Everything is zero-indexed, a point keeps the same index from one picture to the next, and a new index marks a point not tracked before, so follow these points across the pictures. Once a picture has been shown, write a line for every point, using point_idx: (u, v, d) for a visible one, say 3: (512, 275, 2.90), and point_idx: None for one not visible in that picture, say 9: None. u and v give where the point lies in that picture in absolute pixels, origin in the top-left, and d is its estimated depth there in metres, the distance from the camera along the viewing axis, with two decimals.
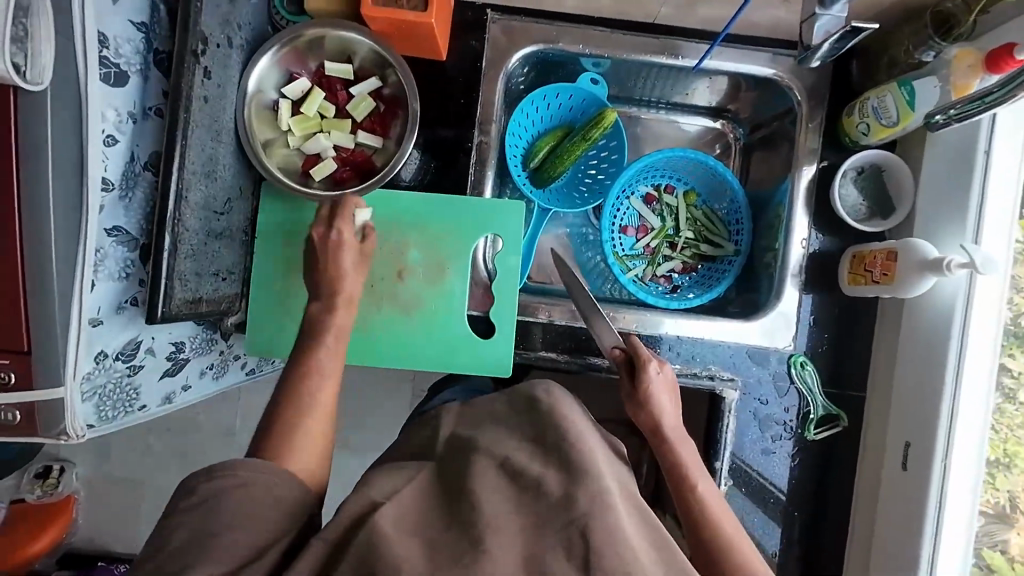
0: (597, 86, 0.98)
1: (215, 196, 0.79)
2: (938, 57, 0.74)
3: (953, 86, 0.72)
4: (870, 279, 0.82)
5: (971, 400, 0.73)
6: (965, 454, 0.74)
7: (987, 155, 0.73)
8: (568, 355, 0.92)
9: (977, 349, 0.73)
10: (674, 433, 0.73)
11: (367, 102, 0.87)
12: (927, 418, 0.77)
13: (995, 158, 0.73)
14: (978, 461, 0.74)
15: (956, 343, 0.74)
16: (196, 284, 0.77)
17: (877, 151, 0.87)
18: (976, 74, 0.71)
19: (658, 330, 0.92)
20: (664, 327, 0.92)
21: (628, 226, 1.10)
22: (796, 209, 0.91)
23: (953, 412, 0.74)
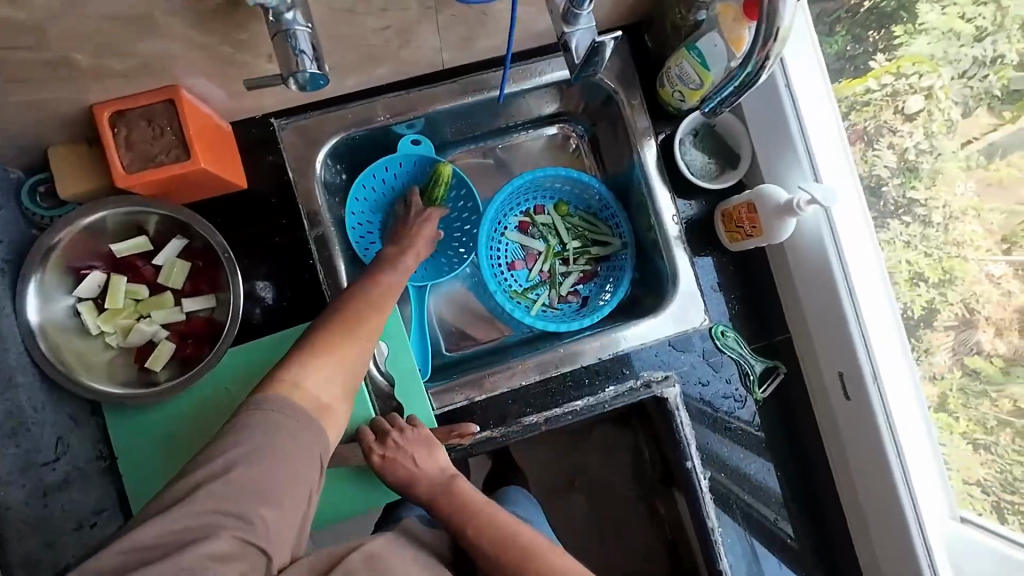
0: (420, 145, 0.93)
1: (36, 447, 0.66)
2: (707, 16, 0.76)
3: (729, 41, 0.73)
4: (744, 234, 0.82)
5: (874, 310, 0.75)
6: (891, 360, 0.76)
7: (792, 91, 0.77)
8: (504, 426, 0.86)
9: (858, 264, 0.75)
10: (438, 480, 0.72)
11: (179, 265, 0.79)
12: (845, 346, 0.77)
13: (798, 91, 0.77)
14: (906, 367, 0.77)
15: (840, 268, 0.75)
16: (54, 555, 0.65)
17: (701, 111, 0.87)
18: (742, 25, 0.72)
19: (620, 345, 0.87)
20: (625, 340, 0.87)
21: (515, 261, 1.06)
22: (657, 189, 0.89)
23: (864, 328, 0.75)
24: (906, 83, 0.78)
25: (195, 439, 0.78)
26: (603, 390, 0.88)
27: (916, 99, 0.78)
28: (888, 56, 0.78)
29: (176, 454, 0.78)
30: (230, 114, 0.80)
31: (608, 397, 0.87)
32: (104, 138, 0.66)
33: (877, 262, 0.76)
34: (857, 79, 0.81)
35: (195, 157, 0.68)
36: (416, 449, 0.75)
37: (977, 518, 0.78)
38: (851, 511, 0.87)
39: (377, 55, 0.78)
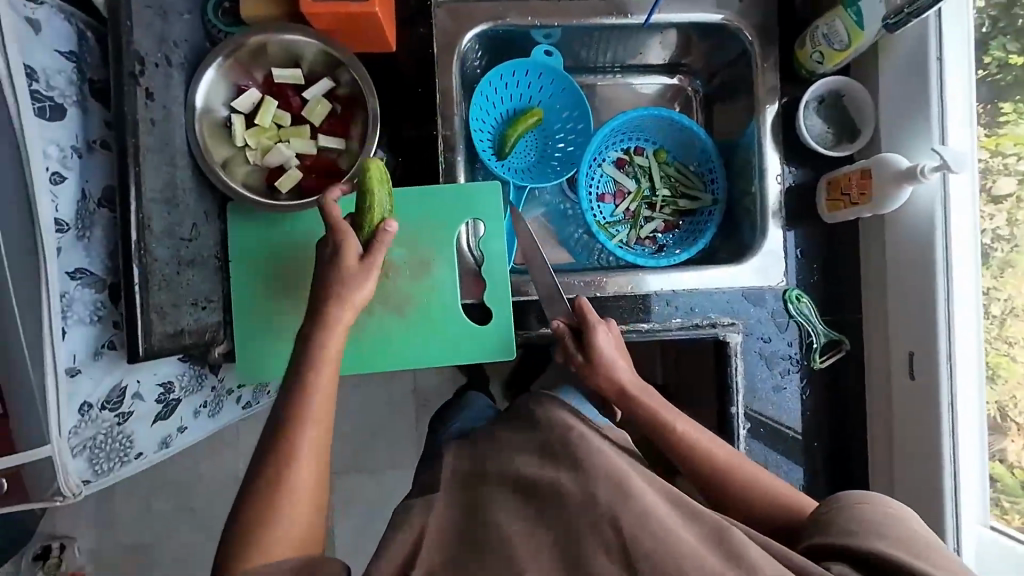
0: (551, 58, 0.99)
1: (179, 222, 0.75)
2: None
3: None
4: (848, 202, 0.83)
5: (964, 290, 0.76)
6: (966, 348, 0.77)
7: (940, 62, 0.77)
8: None
9: (961, 245, 0.76)
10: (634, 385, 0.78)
11: (322, 105, 0.85)
12: (923, 329, 0.79)
13: (947, 64, 0.76)
14: (978, 363, 0.77)
15: (941, 250, 0.77)
16: (177, 316, 0.74)
17: (833, 78, 0.88)
18: None
19: (645, 286, 0.93)
20: (650, 282, 0.92)
21: (605, 193, 1.10)
22: (766, 147, 0.92)
23: (949, 308, 0.77)
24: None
25: (301, 264, 0.86)
26: (670, 320, 0.92)
27: (1009, 179, 0.77)
28: (989, 132, 0.78)
29: (282, 272, 0.86)
30: None
31: (675, 327, 0.90)
32: None
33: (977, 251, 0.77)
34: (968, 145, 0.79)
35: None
36: (614, 347, 0.81)
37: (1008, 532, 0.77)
38: None
39: None
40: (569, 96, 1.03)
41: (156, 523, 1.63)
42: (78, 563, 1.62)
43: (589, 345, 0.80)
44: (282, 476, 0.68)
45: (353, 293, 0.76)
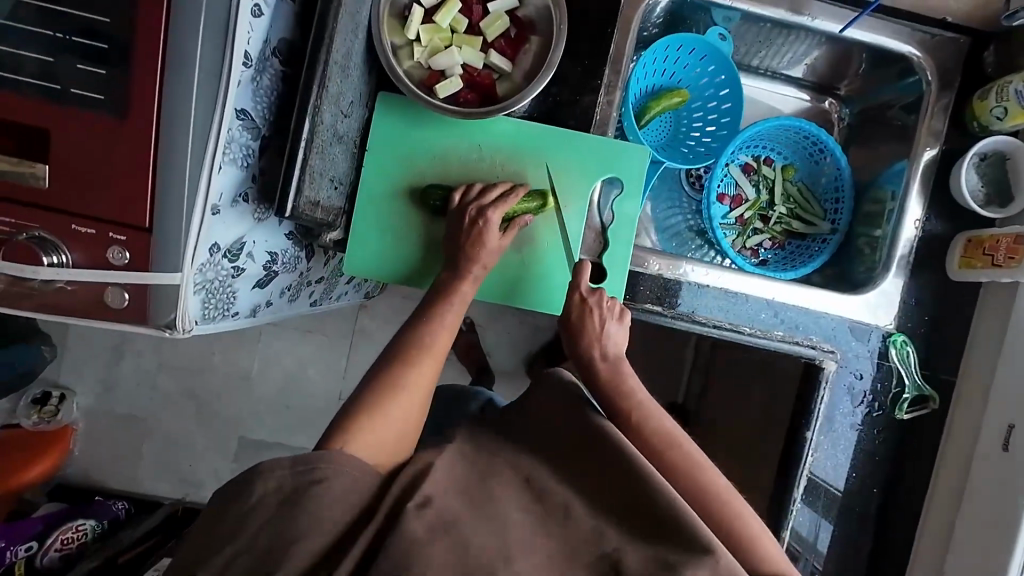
0: (723, 44, 0.98)
1: (344, 95, 0.73)
2: None
3: None
4: (988, 262, 0.83)
5: None
6: None
7: None
8: (673, 309, 0.91)
9: None
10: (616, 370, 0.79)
11: (502, 21, 0.82)
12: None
13: None
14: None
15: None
16: (318, 188, 0.72)
17: (1007, 138, 0.86)
18: None
19: (684, 277, 0.91)
20: (691, 274, 0.91)
21: (724, 194, 1.08)
22: (913, 189, 0.91)
23: None
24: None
25: (434, 173, 0.85)
26: (771, 330, 0.91)
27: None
28: None
29: (414, 177, 0.84)
30: None
31: (774, 337, 0.90)
32: None
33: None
34: None
35: None
36: (607, 316, 0.81)
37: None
38: (921, 559, 0.89)
39: None
40: (723, 88, 1.02)
41: (160, 400, 1.56)
42: (72, 419, 1.55)
43: (589, 331, 0.80)
44: (402, 371, 0.72)
45: (485, 241, 0.79)
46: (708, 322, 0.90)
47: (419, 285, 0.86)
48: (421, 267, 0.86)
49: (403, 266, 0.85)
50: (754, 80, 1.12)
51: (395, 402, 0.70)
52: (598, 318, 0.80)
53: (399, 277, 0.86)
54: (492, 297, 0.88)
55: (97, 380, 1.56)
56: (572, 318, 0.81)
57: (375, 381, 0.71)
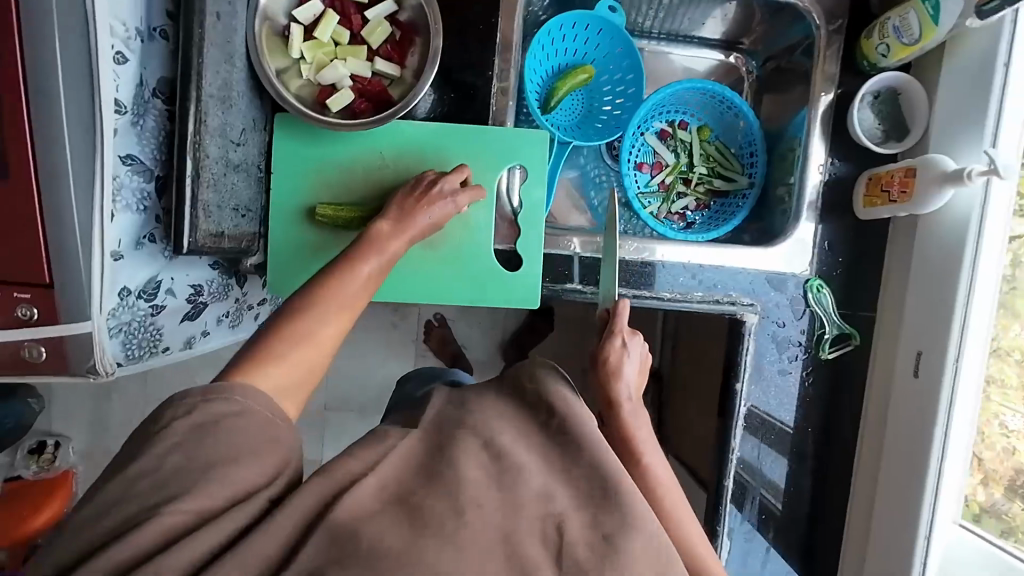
0: (615, 15, 0.98)
1: (231, 125, 0.75)
2: None
3: None
4: (887, 199, 0.84)
5: (979, 308, 0.78)
6: (973, 354, 0.79)
7: (1007, 67, 0.75)
8: (609, 287, 0.92)
9: (988, 253, 0.78)
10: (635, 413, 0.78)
11: (382, 28, 0.83)
12: (938, 340, 0.81)
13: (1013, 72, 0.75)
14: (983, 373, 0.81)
15: (968, 268, 0.78)
16: (219, 217, 0.74)
17: (894, 74, 0.88)
18: None
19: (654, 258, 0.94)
20: (660, 254, 0.94)
21: (643, 163, 1.10)
22: (813, 136, 0.92)
23: (966, 310, 0.78)
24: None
25: (336, 183, 0.85)
26: (692, 292, 0.94)
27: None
28: None
29: (316, 189, 0.84)
30: None
31: (694, 299, 0.93)
32: None
33: (994, 271, 0.79)
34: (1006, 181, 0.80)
35: None
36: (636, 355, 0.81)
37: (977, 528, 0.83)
38: (861, 490, 0.93)
39: None
40: (624, 60, 1.02)
41: None
42: (71, 463, 1.60)
43: (611, 366, 0.79)
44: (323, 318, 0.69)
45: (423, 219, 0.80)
46: (636, 293, 0.92)
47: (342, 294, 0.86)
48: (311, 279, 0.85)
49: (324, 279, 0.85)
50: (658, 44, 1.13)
51: (312, 348, 0.67)
52: (617, 353, 0.80)
53: (287, 288, 0.84)
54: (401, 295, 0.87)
55: (87, 422, 1.60)
56: (602, 352, 0.80)
57: (294, 329, 0.68)
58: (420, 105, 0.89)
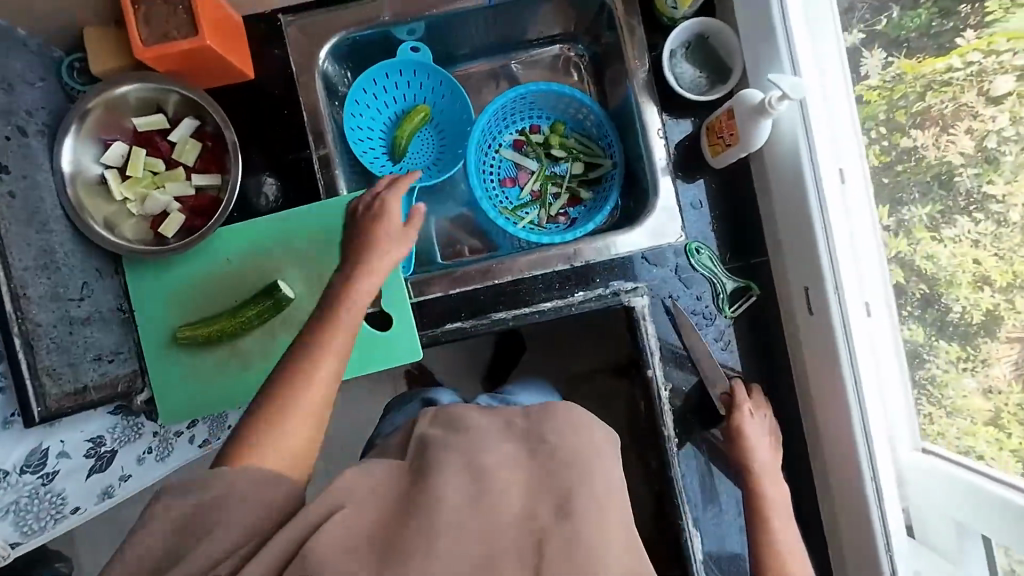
0: (420, 53, 0.96)
1: (63, 285, 0.77)
2: None
3: None
4: (724, 145, 0.81)
5: (841, 230, 0.75)
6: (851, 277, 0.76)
7: None
8: (512, 309, 0.92)
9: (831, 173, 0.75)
10: (761, 468, 0.84)
11: (190, 146, 0.86)
12: (813, 272, 0.79)
13: None
14: (882, 288, 0.81)
15: (815, 197, 0.75)
16: (75, 374, 0.76)
17: (696, 20, 0.85)
18: None
19: (612, 248, 0.88)
20: (618, 244, 0.88)
21: (507, 178, 1.08)
22: (642, 104, 0.89)
23: (830, 241, 0.75)
24: (998, 60, 0.70)
25: (202, 302, 0.88)
26: (573, 295, 0.91)
27: (1006, 79, 0.69)
28: (978, 32, 0.71)
29: (184, 313, 0.87)
30: (242, 7, 0.86)
31: (577, 301, 0.89)
32: (125, 10, 0.73)
33: (846, 194, 0.80)
34: (939, 57, 0.74)
35: (201, 34, 0.75)
36: (761, 430, 0.86)
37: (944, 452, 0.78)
38: (813, 437, 0.89)
39: None
40: (447, 90, 1.01)
41: None
42: None
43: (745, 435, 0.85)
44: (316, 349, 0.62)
45: None
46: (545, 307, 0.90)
47: (245, 402, 0.88)
48: (208, 398, 0.88)
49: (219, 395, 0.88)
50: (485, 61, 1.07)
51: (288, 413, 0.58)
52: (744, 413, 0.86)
53: (190, 413, 0.88)
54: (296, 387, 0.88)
55: None
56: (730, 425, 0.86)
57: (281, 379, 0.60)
58: (266, 192, 0.92)
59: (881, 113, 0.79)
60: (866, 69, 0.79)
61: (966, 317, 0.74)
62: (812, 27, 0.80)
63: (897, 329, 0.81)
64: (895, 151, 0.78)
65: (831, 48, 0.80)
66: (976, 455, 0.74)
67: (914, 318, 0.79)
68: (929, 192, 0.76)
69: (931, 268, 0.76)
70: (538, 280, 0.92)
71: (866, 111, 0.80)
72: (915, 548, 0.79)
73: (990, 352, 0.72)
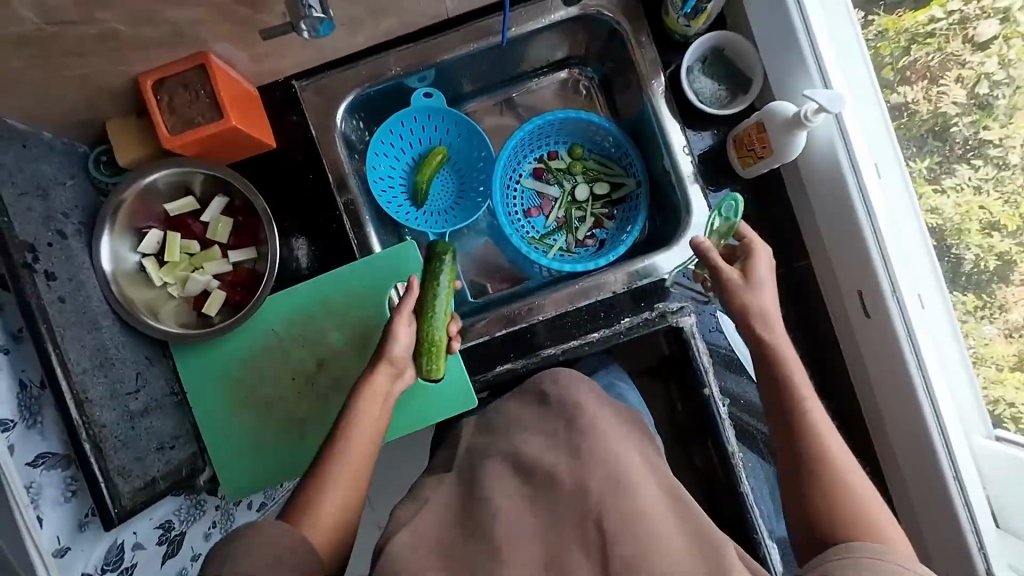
0: (433, 98, 0.97)
1: (120, 380, 0.77)
2: None
3: None
4: (756, 156, 0.80)
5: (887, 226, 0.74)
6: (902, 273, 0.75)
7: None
8: (562, 345, 0.91)
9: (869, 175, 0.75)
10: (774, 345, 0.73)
11: (224, 223, 0.86)
12: (863, 269, 0.77)
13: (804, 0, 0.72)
14: (931, 280, 0.80)
15: (859, 198, 0.75)
16: (143, 466, 0.76)
17: (708, 35, 0.84)
18: None
19: (657, 268, 0.89)
20: (660, 264, 0.89)
21: (532, 207, 1.08)
22: (665, 122, 0.88)
23: (879, 238, 0.74)
24: (975, 7, 0.74)
25: (250, 376, 0.87)
26: (619, 320, 0.91)
27: (990, 24, 0.73)
28: None
29: (234, 388, 0.87)
30: (256, 78, 0.86)
31: (623, 328, 0.90)
32: (150, 104, 0.73)
33: (886, 188, 0.79)
34: (920, 9, 0.77)
35: (227, 117, 0.75)
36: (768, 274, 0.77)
37: (1012, 436, 0.78)
38: (878, 433, 0.88)
39: (380, 8, 0.78)
40: (464, 129, 1.01)
41: None
42: None
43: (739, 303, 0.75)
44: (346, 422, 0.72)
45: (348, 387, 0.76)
46: (594, 336, 0.90)
47: (302, 470, 0.87)
48: (266, 471, 0.87)
49: (272, 462, 0.87)
50: (495, 96, 1.07)
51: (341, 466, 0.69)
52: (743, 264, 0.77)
53: (249, 488, 0.87)
54: None
55: None
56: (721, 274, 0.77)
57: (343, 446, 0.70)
58: (299, 258, 0.91)
59: (870, 70, 0.80)
60: (848, 27, 0.80)
61: (979, 265, 0.77)
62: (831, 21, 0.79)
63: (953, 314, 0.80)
64: (888, 106, 0.80)
65: (850, 40, 0.79)
66: (1008, 404, 0.78)
67: (929, 271, 0.80)
68: (924, 145, 0.79)
69: (938, 220, 0.79)
70: (582, 311, 0.91)
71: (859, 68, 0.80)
72: (1001, 537, 0.76)
73: (1006, 297, 0.76)
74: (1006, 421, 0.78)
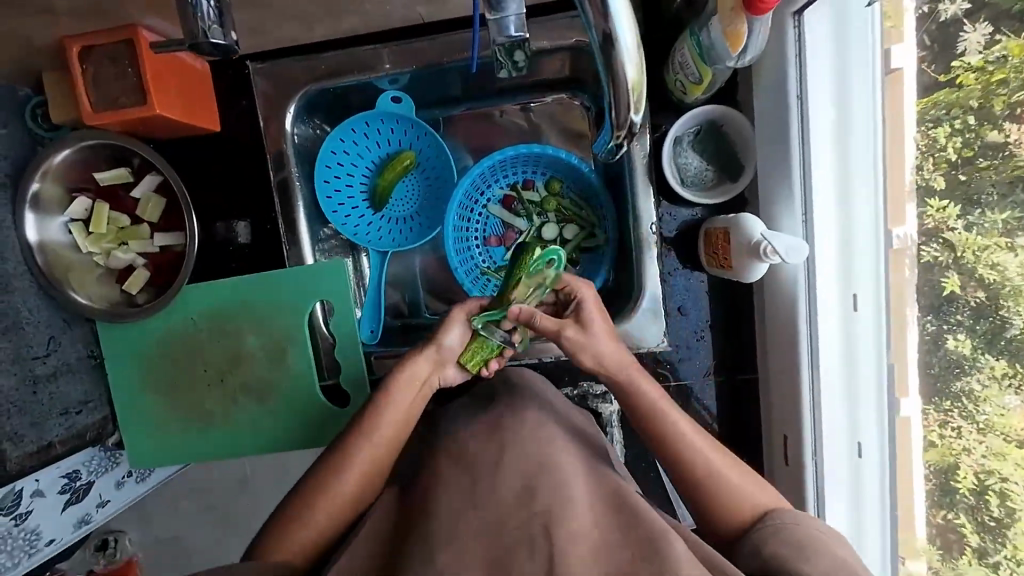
0: (401, 104, 0.88)
1: (28, 344, 0.77)
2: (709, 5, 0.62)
3: (725, 37, 0.60)
4: (717, 262, 0.72)
5: (829, 367, 0.70)
6: (832, 417, 0.71)
7: (800, 101, 0.66)
8: None
9: (826, 315, 0.70)
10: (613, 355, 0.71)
11: (153, 202, 0.85)
12: (792, 388, 0.74)
13: (809, 103, 0.66)
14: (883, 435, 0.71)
15: (806, 328, 0.71)
16: (39, 432, 0.78)
17: (714, 105, 0.73)
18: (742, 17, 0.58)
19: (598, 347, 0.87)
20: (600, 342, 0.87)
21: (492, 236, 0.99)
22: (639, 192, 0.78)
23: (814, 381, 0.72)
24: None
25: (162, 359, 0.87)
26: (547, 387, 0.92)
27: None
28: None
29: (148, 366, 0.88)
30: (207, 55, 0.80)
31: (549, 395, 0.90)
32: (72, 74, 0.68)
33: (852, 326, 0.69)
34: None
35: (150, 104, 0.69)
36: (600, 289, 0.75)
37: None
38: None
39: None
40: (431, 143, 0.92)
41: None
42: None
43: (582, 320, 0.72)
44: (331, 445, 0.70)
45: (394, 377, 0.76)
46: None
47: (201, 457, 0.89)
48: (165, 451, 0.88)
49: (172, 444, 0.88)
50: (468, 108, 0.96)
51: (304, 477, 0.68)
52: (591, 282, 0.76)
53: (150, 462, 0.89)
54: (254, 451, 0.88)
55: None
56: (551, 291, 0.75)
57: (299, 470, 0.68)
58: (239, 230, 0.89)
59: (975, 101, 0.58)
60: (965, 45, 0.57)
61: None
62: (839, 111, 0.66)
63: (893, 480, 0.70)
64: (980, 145, 0.59)
65: (867, 137, 0.65)
66: (1001, 478, 0.62)
67: (964, 329, 0.63)
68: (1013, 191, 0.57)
69: (997, 277, 0.59)
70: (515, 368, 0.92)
71: (954, 98, 0.59)
72: None
73: None
74: (991, 492, 0.63)
